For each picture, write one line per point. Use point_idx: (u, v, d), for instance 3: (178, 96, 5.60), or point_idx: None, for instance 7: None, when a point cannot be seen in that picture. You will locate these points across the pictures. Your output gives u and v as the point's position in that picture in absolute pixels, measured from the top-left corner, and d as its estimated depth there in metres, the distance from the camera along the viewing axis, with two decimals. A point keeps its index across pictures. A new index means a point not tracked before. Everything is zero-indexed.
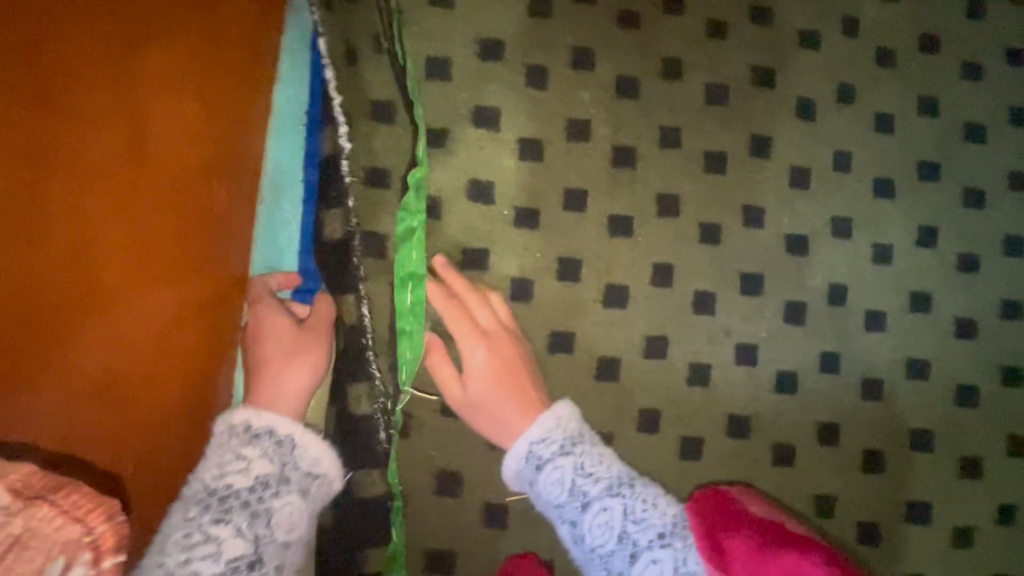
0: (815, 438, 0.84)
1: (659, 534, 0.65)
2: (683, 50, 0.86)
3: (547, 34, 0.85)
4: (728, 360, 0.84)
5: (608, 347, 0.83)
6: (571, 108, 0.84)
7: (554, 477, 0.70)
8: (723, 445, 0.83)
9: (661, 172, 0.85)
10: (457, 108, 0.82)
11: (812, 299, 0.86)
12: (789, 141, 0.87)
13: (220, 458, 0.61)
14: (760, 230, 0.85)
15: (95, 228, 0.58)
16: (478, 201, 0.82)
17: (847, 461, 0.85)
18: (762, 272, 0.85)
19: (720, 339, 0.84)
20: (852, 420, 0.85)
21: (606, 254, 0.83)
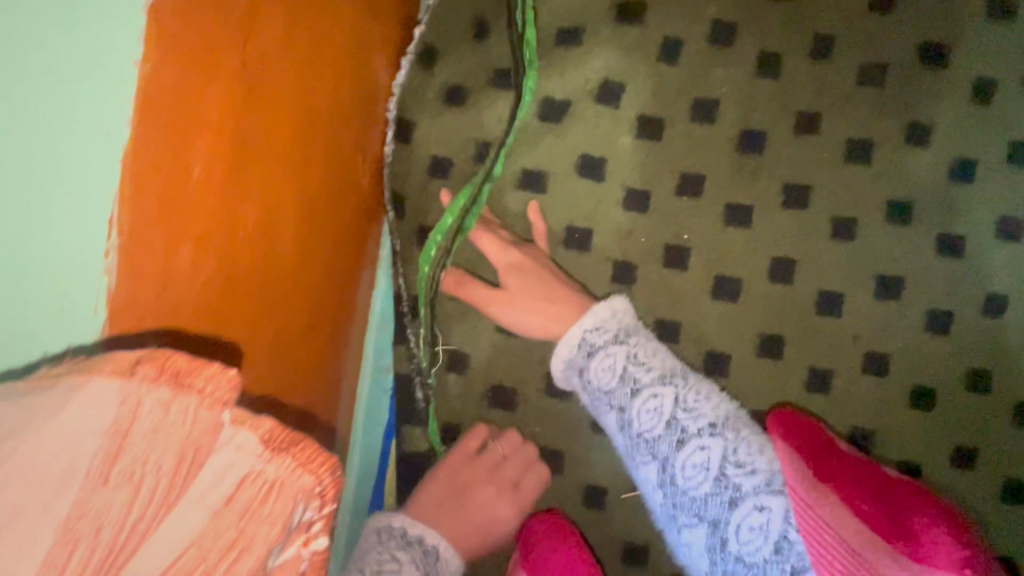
0: (956, 463, 0.77)
1: (710, 422, 0.63)
2: (840, 20, 0.78)
3: (688, 6, 0.80)
4: (850, 368, 0.78)
5: (719, 341, 0.79)
6: (701, 86, 0.79)
7: (604, 364, 0.69)
8: None
9: (796, 158, 0.78)
10: (585, 83, 0.80)
11: (966, 305, 0.76)
12: (957, 127, 0.77)
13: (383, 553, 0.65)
14: (909, 227, 0.77)
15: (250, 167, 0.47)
16: (586, 176, 0.80)
17: (993, 492, 0.77)
18: (904, 275, 0.77)
19: (844, 344, 0.78)
20: (1003, 447, 0.77)
21: (714, 242, 0.79)
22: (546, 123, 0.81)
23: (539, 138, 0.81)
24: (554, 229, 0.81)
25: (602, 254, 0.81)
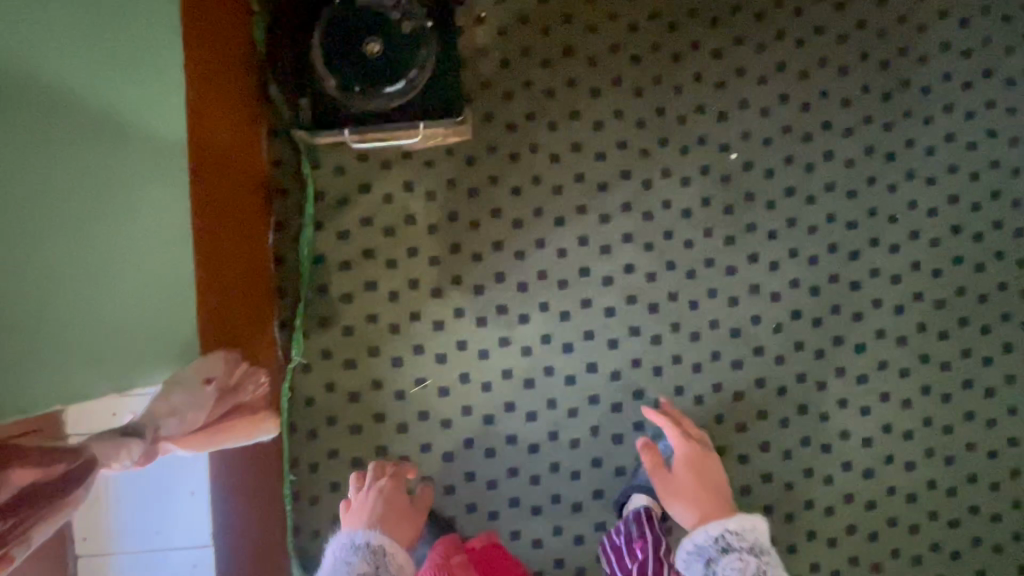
0: (804, 475, 0.98)
1: None
2: (617, 144, 0.96)
3: (492, 154, 0.96)
4: (701, 424, 0.98)
5: (602, 423, 0.97)
6: (524, 213, 0.96)
7: (730, 566, 0.79)
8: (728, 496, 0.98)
9: (621, 259, 0.97)
10: (418, 227, 0.95)
11: (768, 363, 0.98)
12: (738, 219, 0.97)
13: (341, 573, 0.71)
14: (723, 297, 0.97)
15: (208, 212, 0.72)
16: (458, 309, 0.95)
17: (840, 490, 0.98)
18: (723, 346, 0.98)
19: (690, 410, 0.98)
20: (834, 457, 0.98)
21: (579, 339, 0.97)
22: (400, 256, 0.95)
23: (397, 270, 0.95)
24: (443, 348, 0.95)
25: (485, 369, 0.96)
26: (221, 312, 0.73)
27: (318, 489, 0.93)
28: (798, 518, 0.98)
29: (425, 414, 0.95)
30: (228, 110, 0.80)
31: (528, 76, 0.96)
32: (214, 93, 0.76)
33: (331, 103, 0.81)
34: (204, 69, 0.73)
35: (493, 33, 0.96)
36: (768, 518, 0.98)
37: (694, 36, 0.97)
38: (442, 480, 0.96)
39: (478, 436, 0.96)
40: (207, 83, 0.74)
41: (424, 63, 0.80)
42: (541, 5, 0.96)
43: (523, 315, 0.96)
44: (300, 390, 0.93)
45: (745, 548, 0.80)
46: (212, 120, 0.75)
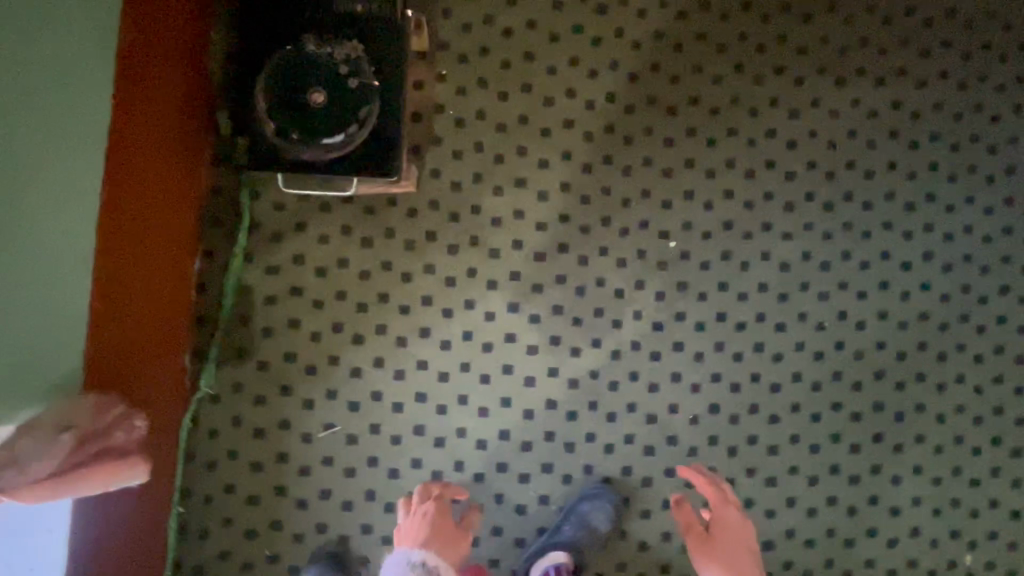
0: None
1: None
2: (559, 217, 0.97)
3: (435, 209, 0.96)
4: None
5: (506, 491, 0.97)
6: (458, 272, 0.96)
7: None
8: None
9: (548, 330, 0.97)
10: (350, 271, 0.95)
11: (680, 453, 0.98)
12: (669, 307, 0.98)
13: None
14: (643, 382, 0.97)
15: (118, 243, 0.72)
16: (378, 359, 0.95)
17: None
18: (637, 430, 0.97)
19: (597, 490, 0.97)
20: None
21: (495, 404, 0.96)
22: (328, 298, 0.94)
23: (323, 312, 0.94)
24: (357, 396, 0.94)
25: (396, 421, 0.95)
26: (120, 332, 0.73)
27: (208, 523, 0.91)
28: None
29: (330, 461, 0.94)
30: (162, 137, 0.80)
31: (480, 138, 0.97)
32: (147, 123, 0.76)
33: (264, 145, 0.82)
34: (136, 102, 0.74)
35: (450, 91, 0.96)
36: None
37: (648, 122, 0.99)
38: (336, 530, 0.94)
39: (380, 489, 0.95)
40: (139, 113, 0.74)
41: (366, 119, 0.80)
42: (503, 69, 0.97)
43: (443, 373, 0.96)
44: (204, 419, 0.91)
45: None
46: (138, 149, 0.75)
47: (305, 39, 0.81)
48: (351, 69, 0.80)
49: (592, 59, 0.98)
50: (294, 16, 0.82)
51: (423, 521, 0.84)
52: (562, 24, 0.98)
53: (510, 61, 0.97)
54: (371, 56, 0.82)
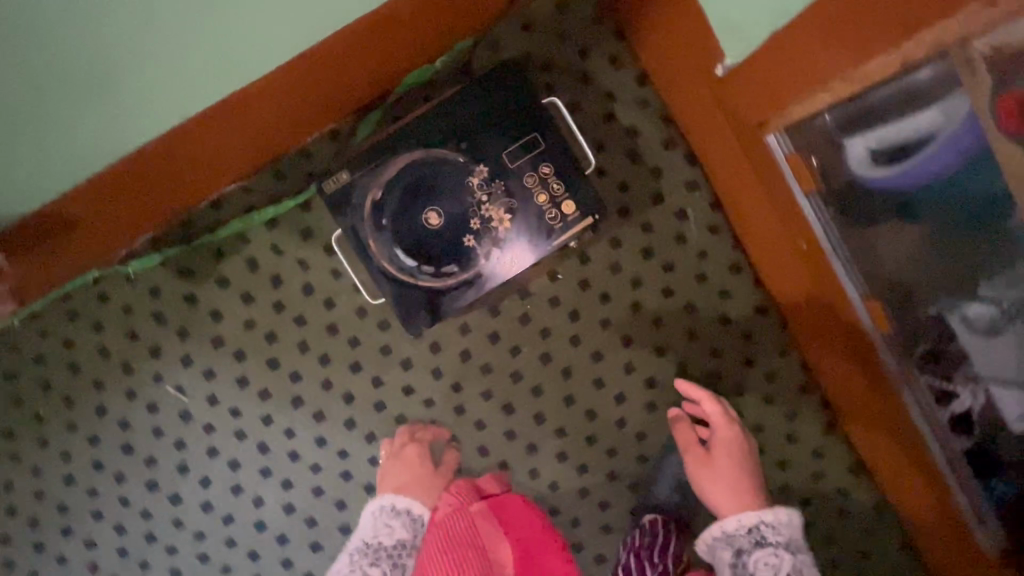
0: None
1: (762, 540, 0.75)
2: (499, 462, 0.91)
3: (429, 350, 0.90)
4: None
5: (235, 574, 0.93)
6: (390, 408, 0.90)
7: (767, 560, 0.74)
8: None
9: None
10: (323, 315, 0.89)
11: None
12: None
13: (375, 531, 0.80)
14: None
15: (145, 138, 0.66)
16: (266, 391, 0.90)
17: None
18: None
19: None
20: None
21: (299, 513, 0.92)
22: (286, 312, 0.88)
23: (271, 317, 0.88)
24: (222, 395, 0.90)
25: (225, 441, 0.91)
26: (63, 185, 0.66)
27: (24, 346, 0.88)
28: None
29: (151, 411, 0.90)
30: (291, 99, 0.73)
31: (523, 346, 0.89)
32: (281, 80, 0.69)
33: (354, 205, 0.73)
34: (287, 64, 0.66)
35: (545, 293, 0.88)
36: None
37: (640, 482, 0.92)
38: (98, 454, 0.90)
39: (159, 467, 0.91)
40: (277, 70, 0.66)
41: (445, 277, 0.73)
42: (598, 325, 0.89)
43: (294, 453, 0.91)
44: (106, 282, 0.87)
45: (777, 544, 0.75)
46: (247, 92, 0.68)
47: (474, 168, 0.73)
48: (477, 232, 0.73)
49: (664, 398, 0.90)
50: (489, 138, 0.74)
51: (401, 467, 0.84)
52: (677, 351, 0.89)
53: (611, 327, 0.89)
54: (506, 238, 0.73)
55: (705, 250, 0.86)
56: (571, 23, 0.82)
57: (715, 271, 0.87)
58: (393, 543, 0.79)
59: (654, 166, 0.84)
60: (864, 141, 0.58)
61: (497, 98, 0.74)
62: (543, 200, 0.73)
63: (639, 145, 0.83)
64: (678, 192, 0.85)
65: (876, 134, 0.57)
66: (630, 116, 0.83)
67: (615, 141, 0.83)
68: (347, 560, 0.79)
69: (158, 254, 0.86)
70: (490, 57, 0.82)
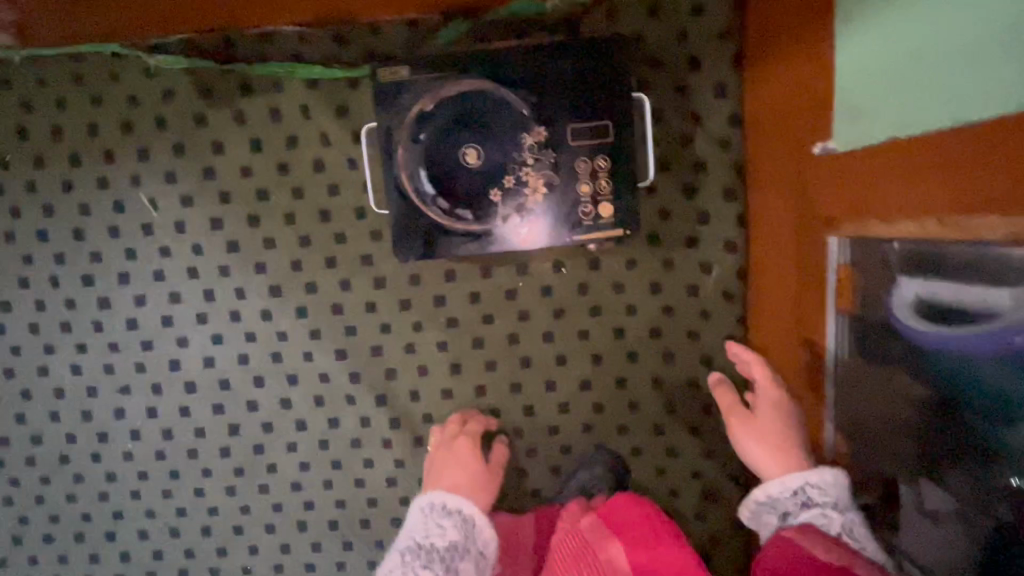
0: None
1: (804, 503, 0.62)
2: (424, 411, 0.90)
3: (408, 278, 0.86)
4: (142, 494, 0.95)
5: (131, 396, 0.92)
6: (346, 314, 0.88)
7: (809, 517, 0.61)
8: (70, 517, 0.96)
9: (304, 413, 0.91)
10: (323, 197, 0.85)
11: (204, 556, 0.96)
12: (353, 529, 0.94)
13: (426, 530, 0.68)
14: (273, 513, 0.95)
15: None
16: (236, 243, 0.87)
17: None
18: (221, 514, 0.95)
19: (155, 483, 0.94)
20: None
21: (216, 369, 0.91)
22: (288, 178, 0.85)
23: (272, 174, 0.85)
24: (191, 227, 0.86)
25: (175, 271, 0.88)
26: None
27: (18, 88, 0.83)
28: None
29: (117, 209, 0.86)
30: None
31: (496, 318, 0.87)
32: None
33: (400, 106, 0.68)
34: None
35: (541, 279, 0.85)
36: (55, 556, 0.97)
37: (543, 490, 0.92)
38: (47, 224, 0.87)
39: (101, 266, 0.88)
40: None
41: (454, 218, 0.69)
42: (576, 331, 0.87)
43: (237, 313, 0.89)
44: (125, 63, 0.82)
45: (828, 505, 0.61)
46: None
47: (533, 127, 0.68)
48: (506, 190, 0.69)
49: (603, 426, 0.89)
50: (561, 104, 0.68)
51: (456, 464, 0.76)
52: (636, 390, 0.88)
53: (587, 340, 0.87)
54: (532, 210, 0.70)
55: (709, 311, 0.83)
56: (695, 29, 0.75)
57: (708, 335, 0.84)
58: (444, 546, 0.67)
59: (702, 209, 0.80)
60: (918, 289, 0.53)
61: (590, 68, 0.68)
62: (584, 191, 0.69)
63: (700, 181, 0.79)
64: (713, 244, 0.81)
65: (930, 288, 0.52)
66: (706, 150, 0.78)
67: (679, 167, 0.79)
68: (397, 560, 0.66)
69: (187, 60, 0.81)
70: (600, 25, 0.76)
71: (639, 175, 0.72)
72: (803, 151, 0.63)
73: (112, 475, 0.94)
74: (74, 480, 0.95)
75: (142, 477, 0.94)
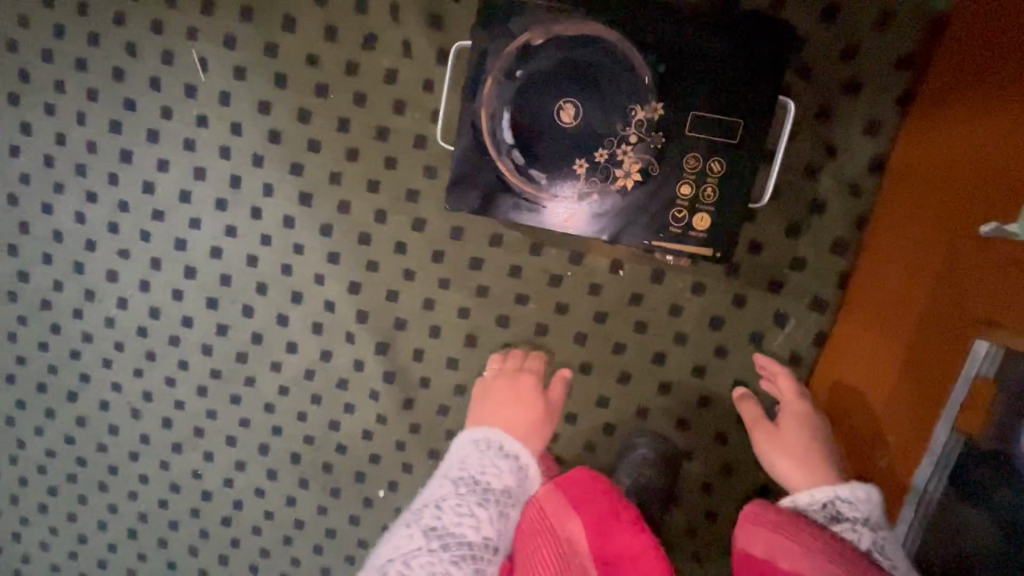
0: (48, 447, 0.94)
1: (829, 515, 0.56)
2: (423, 375, 0.82)
3: (449, 230, 0.77)
4: (112, 365, 0.89)
5: (128, 262, 0.85)
6: (372, 247, 0.79)
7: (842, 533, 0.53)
8: (36, 365, 0.91)
9: (299, 336, 0.84)
10: (385, 114, 0.75)
11: (159, 447, 0.91)
12: (315, 469, 0.88)
13: (480, 467, 0.65)
14: (237, 427, 0.89)
15: None
16: (279, 136, 0.78)
17: (33, 473, 0.95)
18: (186, 411, 0.89)
19: (129, 359, 0.89)
20: (63, 480, 0.95)
21: (221, 262, 0.83)
22: (355, 82, 0.75)
23: (338, 72, 0.75)
24: (236, 104, 0.78)
25: (207, 145, 0.80)
26: None
27: None
28: (11, 425, 0.94)
29: (164, 60, 0.78)
30: None
31: (531, 302, 0.77)
32: None
33: (503, 31, 0.57)
34: None
35: (591, 276, 0.75)
36: (12, 399, 0.93)
37: None
38: (88, 54, 0.79)
39: (133, 116, 0.80)
40: None
41: (524, 177, 0.59)
42: (611, 344, 0.77)
43: (259, 210, 0.81)
44: None
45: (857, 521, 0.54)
46: None
47: (648, 100, 0.57)
48: (593, 165, 0.58)
49: (607, 452, 0.80)
50: (692, 84, 0.57)
51: (519, 407, 0.71)
52: (655, 426, 0.78)
53: (620, 356, 0.77)
54: (615, 194, 0.59)
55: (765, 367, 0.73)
56: (868, 47, 0.62)
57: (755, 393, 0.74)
58: (500, 489, 0.63)
59: (798, 255, 0.69)
60: None
61: (740, 50, 0.56)
62: (682, 196, 0.59)
63: (810, 222, 0.67)
64: (797, 297, 0.70)
65: None
66: (829, 189, 0.66)
67: (789, 201, 0.67)
68: (450, 489, 0.62)
69: None
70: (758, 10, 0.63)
71: (751, 196, 0.60)
72: (971, 226, 0.50)
73: (88, 337, 0.89)
74: (50, 329, 0.89)
75: (117, 348, 0.89)
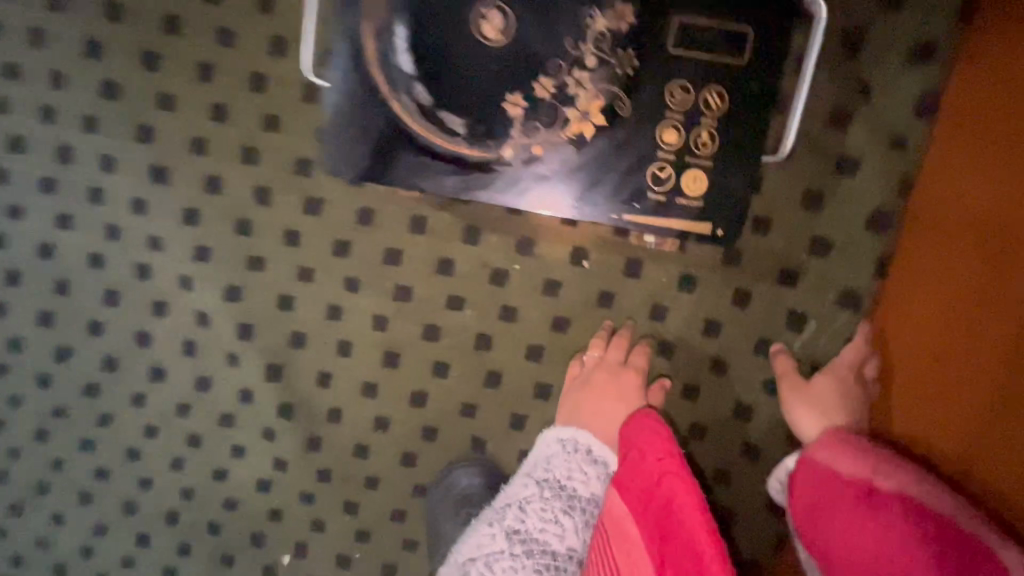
0: None
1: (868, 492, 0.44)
2: (331, 406, 0.62)
3: (355, 213, 0.57)
4: None
5: None
6: (254, 239, 0.59)
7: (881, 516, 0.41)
8: None
9: (166, 359, 0.64)
10: (261, 57, 0.55)
11: None
12: (198, 530, 0.68)
13: (567, 471, 0.53)
14: (93, 479, 0.68)
15: None
16: (118, 91, 0.57)
17: None
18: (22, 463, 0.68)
19: None
20: None
21: (54, 265, 0.62)
22: (217, 12, 0.55)
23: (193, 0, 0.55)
24: (56, 48, 0.57)
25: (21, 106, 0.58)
26: None
27: None
28: None
29: None
30: None
31: (468, 307, 0.58)
32: None
33: None
34: None
35: (546, 270, 0.56)
36: None
37: None
38: None
39: None
40: None
41: (436, 111, 0.44)
42: (576, 358, 0.58)
43: (100, 193, 0.60)
44: None
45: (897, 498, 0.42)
46: None
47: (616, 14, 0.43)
48: (535, 109, 0.44)
49: None
50: None
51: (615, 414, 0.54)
52: None
53: None
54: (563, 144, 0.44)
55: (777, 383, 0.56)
56: None
57: (763, 418, 0.56)
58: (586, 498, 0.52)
59: (819, 232, 0.51)
60: None
61: None
62: (665, 149, 0.44)
63: (838, 188, 0.50)
64: (817, 291, 0.53)
65: None
66: (863, 141, 0.49)
67: (807, 159, 0.49)
68: (534, 491, 0.52)
69: None
70: None
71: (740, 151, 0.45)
72: None
73: None
74: None
75: None
